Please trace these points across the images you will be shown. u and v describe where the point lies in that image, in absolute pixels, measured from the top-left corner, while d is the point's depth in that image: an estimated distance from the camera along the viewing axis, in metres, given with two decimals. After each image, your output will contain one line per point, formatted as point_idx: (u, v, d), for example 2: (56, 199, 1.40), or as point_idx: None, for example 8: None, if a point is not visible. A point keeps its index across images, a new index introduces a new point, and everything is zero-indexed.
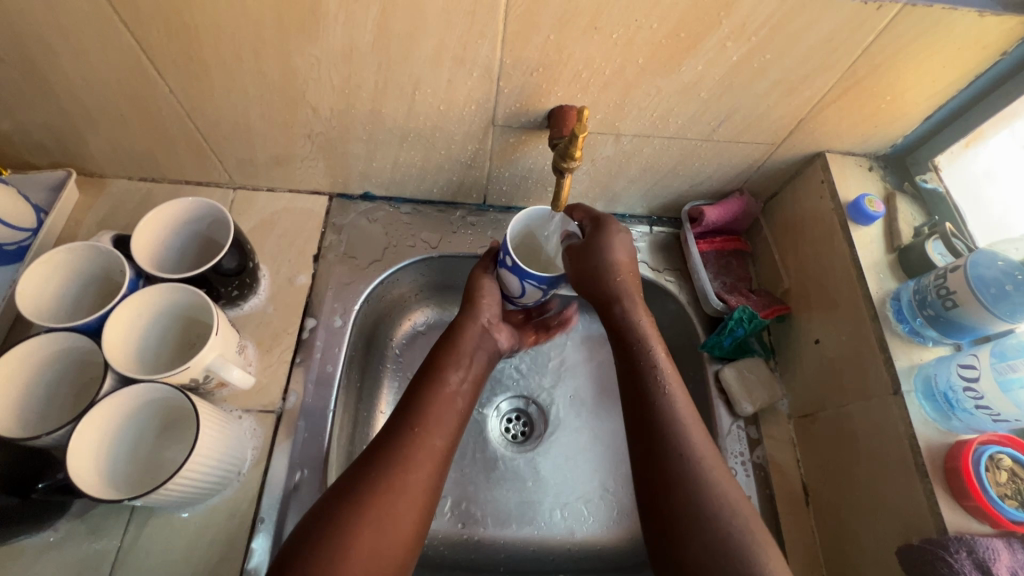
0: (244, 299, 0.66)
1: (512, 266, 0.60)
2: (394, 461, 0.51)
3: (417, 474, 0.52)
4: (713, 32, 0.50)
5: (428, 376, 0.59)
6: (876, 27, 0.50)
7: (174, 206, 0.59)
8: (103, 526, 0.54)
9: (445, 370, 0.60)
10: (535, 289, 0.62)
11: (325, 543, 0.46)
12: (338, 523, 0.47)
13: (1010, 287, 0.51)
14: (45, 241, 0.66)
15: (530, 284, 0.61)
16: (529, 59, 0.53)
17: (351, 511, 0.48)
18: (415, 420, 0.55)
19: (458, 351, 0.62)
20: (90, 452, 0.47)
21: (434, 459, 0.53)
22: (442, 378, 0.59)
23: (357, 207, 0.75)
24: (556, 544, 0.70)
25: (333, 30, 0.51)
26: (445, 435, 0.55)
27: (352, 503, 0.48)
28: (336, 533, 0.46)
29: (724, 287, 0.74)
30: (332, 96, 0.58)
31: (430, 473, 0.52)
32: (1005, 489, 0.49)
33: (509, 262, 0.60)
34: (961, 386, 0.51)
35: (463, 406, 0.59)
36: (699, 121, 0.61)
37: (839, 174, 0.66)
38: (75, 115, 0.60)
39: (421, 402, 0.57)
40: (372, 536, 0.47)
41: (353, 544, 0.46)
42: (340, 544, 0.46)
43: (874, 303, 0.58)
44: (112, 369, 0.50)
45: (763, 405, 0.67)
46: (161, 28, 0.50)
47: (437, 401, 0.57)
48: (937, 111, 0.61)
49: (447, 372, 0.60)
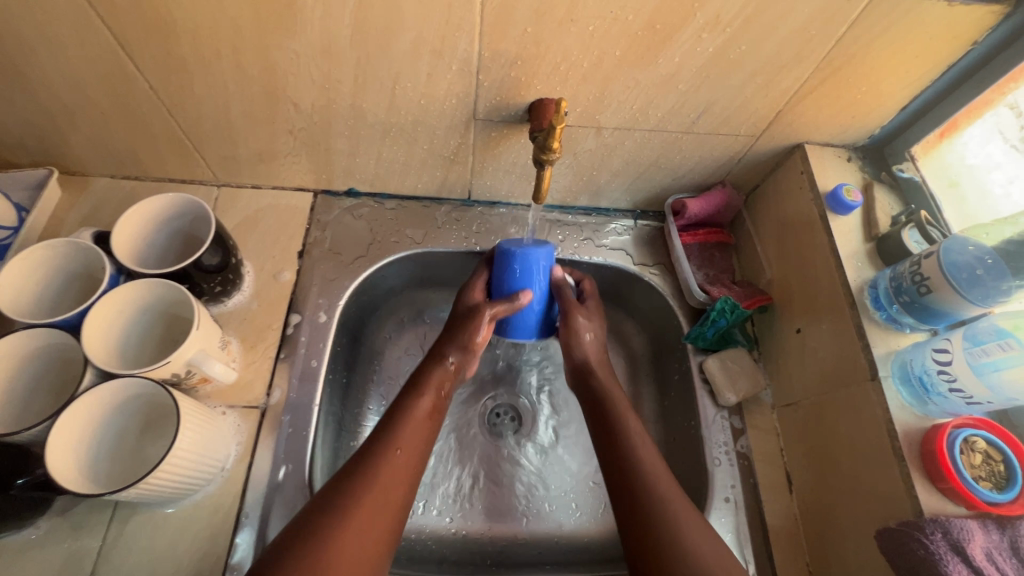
0: (228, 295, 0.66)
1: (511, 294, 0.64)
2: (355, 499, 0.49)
3: (387, 510, 0.50)
4: (689, 24, 0.51)
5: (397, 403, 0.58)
6: (848, 18, 0.51)
7: (154, 203, 0.59)
8: (85, 524, 0.54)
9: (414, 395, 0.59)
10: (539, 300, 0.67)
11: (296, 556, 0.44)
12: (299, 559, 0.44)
13: (981, 271, 0.52)
14: (27, 239, 0.65)
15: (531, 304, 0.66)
16: (507, 52, 0.54)
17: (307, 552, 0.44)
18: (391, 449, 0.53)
19: (432, 381, 0.61)
20: (69, 449, 0.47)
21: (404, 485, 0.52)
22: (414, 400, 0.59)
23: (342, 203, 0.75)
24: (545, 538, 0.69)
25: (311, 25, 0.51)
26: (412, 471, 0.54)
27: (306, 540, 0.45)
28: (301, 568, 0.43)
29: (707, 279, 0.74)
30: (311, 91, 0.58)
31: (400, 494, 0.51)
32: (979, 471, 0.50)
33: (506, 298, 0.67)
34: (936, 370, 0.51)
35: (430, 438, 0.57)
36: (679, 114, 0.62)
37: (818, 165, 0.66)
38: (57, 113, 0.60)
39: (393, 422, 0.56)
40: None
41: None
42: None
43: (852, 291, 0.59)
44: (92, 365, 0.50)
45: (746, 395, 0.67)
46: (138, 23, 0.50)
47: (408, 421, 0.56)
48: (912, 102, 0.61)
49: (420, 396, 0.59)
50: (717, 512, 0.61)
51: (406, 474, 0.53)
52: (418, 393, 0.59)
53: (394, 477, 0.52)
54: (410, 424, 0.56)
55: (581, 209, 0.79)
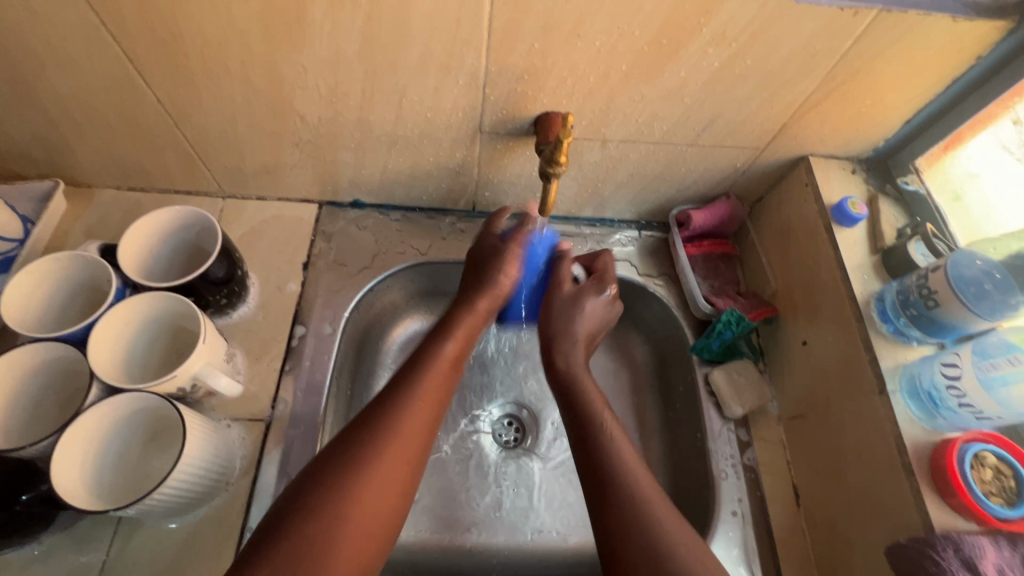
0: (233, 307, 0.66)
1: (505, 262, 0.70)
2: (369, 453, 0.47)
3: (405, 458, 0.49)
4: (695, 39, 0.51)
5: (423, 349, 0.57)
6: (853, 33, 0.51)
7: (160, 216, 0.59)
8: (88, 539, 0.54)
9: (440, 341, 0.58)
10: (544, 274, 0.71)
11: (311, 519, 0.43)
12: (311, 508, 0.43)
13: (988, 286, 0.52)
14: (32, 251, 0.65)
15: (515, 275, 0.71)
16: (514, 66, 0.54)
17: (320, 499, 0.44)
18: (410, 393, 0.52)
19: (461, 329, 0.60)
20: (74, 465, 0.47)
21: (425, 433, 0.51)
22: (440, 345, 0.58)
23: (347, 214, 0.76)
24: (550, 551, 0.69)
25: (319, 39, 0.51)
26: (438, 409, 0.54)
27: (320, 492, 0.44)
28: (316, 520, 0.42)
29: (712, 290, 0.74)
30: (318, 104, 0.58)
31: (421, 438, 0.50)
32: (989, 486, 0.50)
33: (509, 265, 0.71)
34: (945, 384, 0.51)
35: (457, 378, 0.58)
36: (684, 127, 0.62)
37: (823, 177, 0.67)
38: (63, 126, 0.60)
39: (414, 371, 0.54)
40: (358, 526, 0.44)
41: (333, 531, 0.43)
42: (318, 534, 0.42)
43: (858, 304, 0.59)
44: (97, 379, 0.50)
45: (752, 408, 0.67)
46: (147, 37, 0.51)
47: (432, 369, 0.55)
48: (916, 115, 0.62)
49: (448, 340, 0.58)
50: (724, 526, 0.61)
51: (429, 419, 0.52)
52: (446, 338, 0.58)
53: (417, 427, 0.50)
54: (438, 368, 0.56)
55: (585, 220, 0.79)
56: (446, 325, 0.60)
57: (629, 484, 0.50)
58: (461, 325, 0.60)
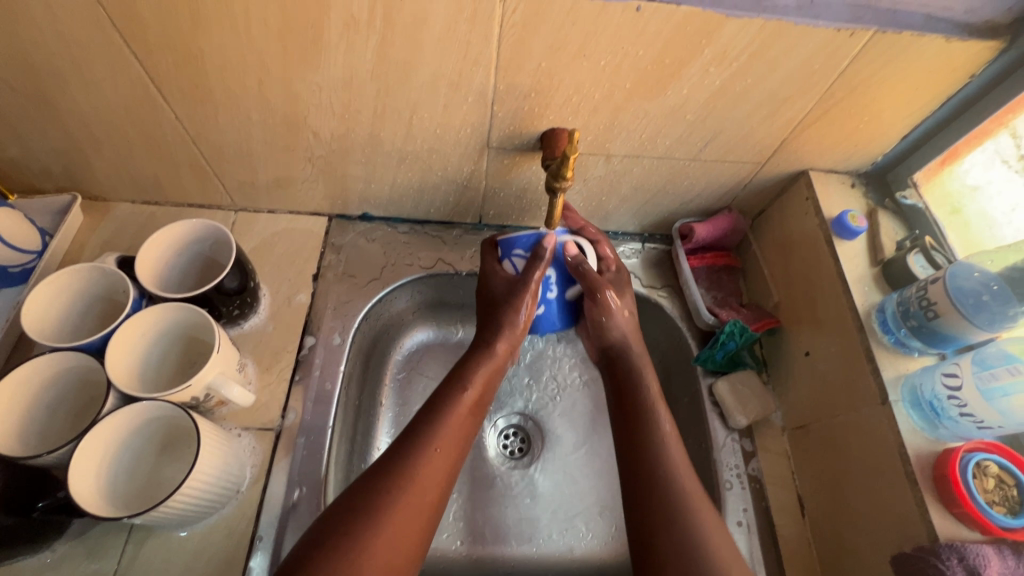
0: (245, 318, 0.67)
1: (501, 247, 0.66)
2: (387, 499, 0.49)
3: (420, 511, 0.50)
4: (697, 58, 0.53)
5: (439, 397, 0.58)
6: (850, 53, 0.53)
7: (176, 229, 0.60)
8: (100, 547, 0.54)
9: (458, 390, 0.59)
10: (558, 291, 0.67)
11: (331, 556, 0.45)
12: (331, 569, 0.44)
13: (987, 297, 0.53)
14: (49, 263, 0.67)
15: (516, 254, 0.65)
16: (521, 85, 0.56)
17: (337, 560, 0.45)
18: (428, 443, 0.54)
19: (478, 375, 0.61)
20: (90, 473, 0.48)
21: (438, 484, 0.52)
22: (457, 395, 0.59)
23: (355, 227, 0.77)
24: (555, 562, 0.69)
25: (334, 60, 0.53)
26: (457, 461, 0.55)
27: (330, 554, 0.45)
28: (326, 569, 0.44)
29: (715, 301, 0.75)
30: (332, 121, 0.60)
31: (436, 487, 0.52)
32: (992, 496, 0.50)
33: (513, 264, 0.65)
34: (945, 395, 0.52)
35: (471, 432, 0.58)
36: (687, 142, 0.64)
37: (822, 192, 0.68)
38: (83, 141, 0.62)
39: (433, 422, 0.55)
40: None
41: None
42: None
43: (860, 315, 0.60)
44: (114, 388, 0.51)
45: (756, 418, 0.68)
46: (169, 58, 0.53)
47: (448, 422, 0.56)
48: (912, 131, 0.63)
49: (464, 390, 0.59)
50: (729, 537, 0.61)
51: (445, 468, 0.54)
52: (461, 387, 0.59)
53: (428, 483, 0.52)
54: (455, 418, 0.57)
55: None
56: (463, 371, 0.61)
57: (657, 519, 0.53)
58: (478, 371, 0.61)
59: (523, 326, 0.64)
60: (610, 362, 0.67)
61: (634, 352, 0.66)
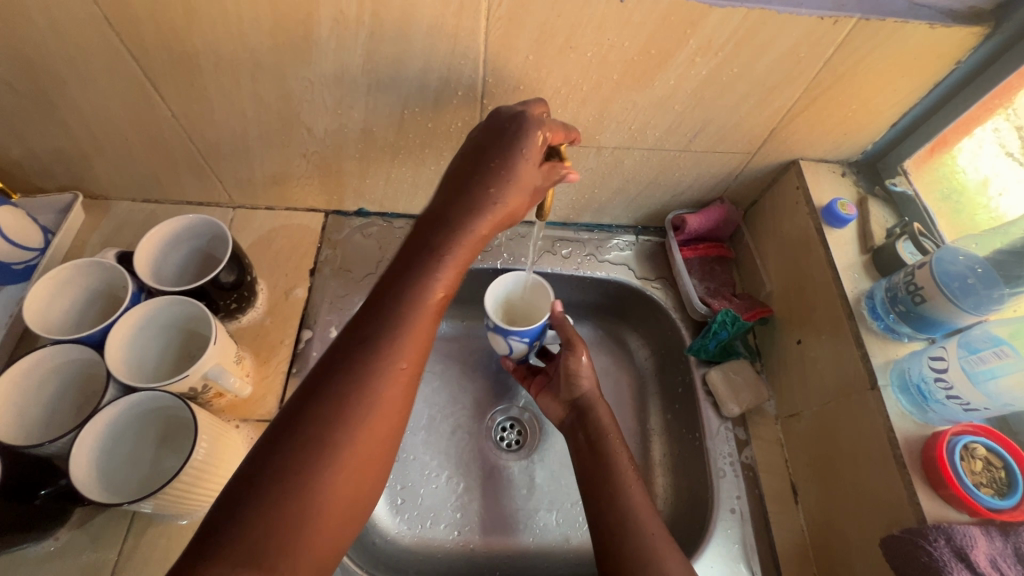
0: (242, 312, 0.68)
1: (496, 328, 0.66)
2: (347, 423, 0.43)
3: (378, 443, 0.45)
4: (682, 49, 0.54)
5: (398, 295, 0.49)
6: (835, 41, 0.53)
7: (173, 224, 0.62)
8: (103, 535, 0.56)
9: (422, 287, 0.49)
10: (521, 344, 0.68)
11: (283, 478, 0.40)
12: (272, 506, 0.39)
13: (972, 280, 0.54)
14: (52, 260, 0.68)
15: (515, 339, 0.66)
16: (510, 78, 0.57)
17: (277, 496, 0.40)
18: (387, 361, 0.46)
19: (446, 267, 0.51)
20: (90, 461, 0.49)
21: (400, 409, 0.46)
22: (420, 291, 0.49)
23: (351, 223, 0.78)
24: (551, 550, 0.70)
25: (325, 56, 0.54)
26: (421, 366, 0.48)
27: (279, 485, 0.40)
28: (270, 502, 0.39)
29: (708, 292, 0.76)
30: (325, 116, 0.61)
31: (396, 416, 0.46)
32: (980, 478, 0.51)
33: (492, 325, 0.67)
34: (932, 377, 0.53)
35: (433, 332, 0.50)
36: (676, 133, 0.64)
37: (813, 180, 0.68)
38: (83, 140, 0.64)
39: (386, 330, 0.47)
40: (329, 517, 0.41)
41: (306, 524, 0.40)
42: (289, 525, 0.39)
43: (849, 302, 0.60)
44: (113, 379, 0.52)
45: (750, 406, 0.68)
46: (164, 55, 0.54)
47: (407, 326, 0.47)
48: (900, 119, 0.64)
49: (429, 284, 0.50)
50: (723, 523, 0.62)
51: (405, 391, 0.47)
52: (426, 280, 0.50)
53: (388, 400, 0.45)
54: (427, 311, 0.49)
55: (583, 225, 0.81)
56: (429, 263, 0.50)
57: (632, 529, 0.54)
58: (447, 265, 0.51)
59: (510, 208, 0.54)
60: (580, 417, 0.66)
61: (601, 407, 0.66)
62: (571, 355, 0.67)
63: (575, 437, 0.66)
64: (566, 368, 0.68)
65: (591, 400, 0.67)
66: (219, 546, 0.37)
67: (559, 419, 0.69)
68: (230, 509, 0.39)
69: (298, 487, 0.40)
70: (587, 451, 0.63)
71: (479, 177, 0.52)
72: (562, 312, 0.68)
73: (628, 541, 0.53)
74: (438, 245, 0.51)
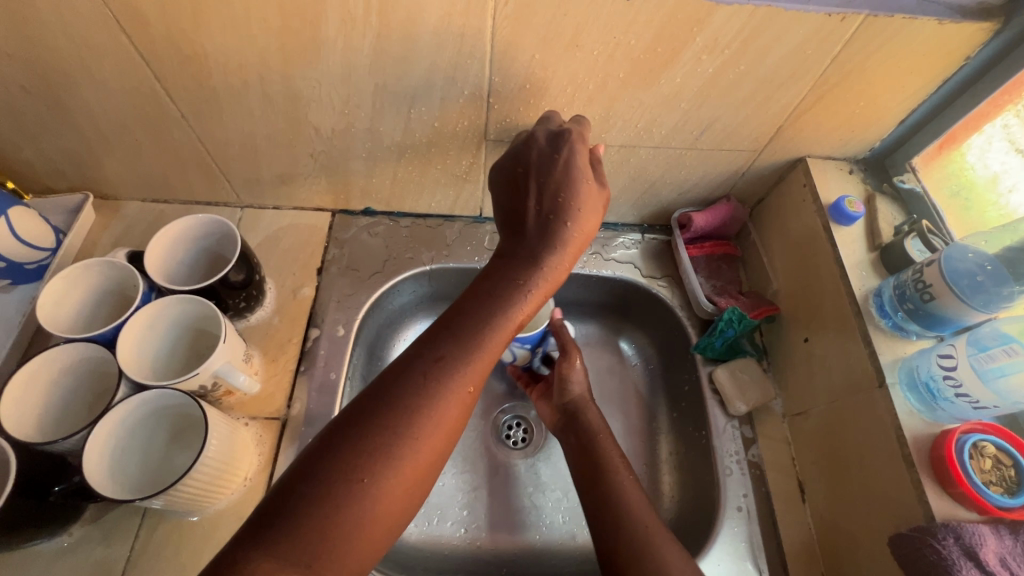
0: (251, 311, 0.68)
1: None
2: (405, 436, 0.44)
3: (433, 459, 0.46)
4: (688, 47, 0.53)
5: (475, 317, 0.51)
6: (842, 37, 0.53)
7: (182, 224, 0.62)
8: (116, 531, 0.56)
9: (500, 312, 0.51)
10: (523, 350, 0.72)
11: (340, 479, 0.41)
12: (323, 509, 0.40)
13: (982, 277, 0.54)
14: (63, 260, 0.69)
15: (519, 345, 0.71)
16: (516, 76, 0.57)
17: (330, 497, 0.41)
18: (458, 384, 0.48)
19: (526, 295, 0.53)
20: (103, 457, 0.50)
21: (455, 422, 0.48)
22: (500, 317, 0.51)
23: (358, 222, 0.78)
24: (558, 548, 0.70)
25: (332, 56, 0.54)
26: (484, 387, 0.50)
27: (333, 490, 0.41)
28: (320, 505, 0.40)
29: (715, 290, 0.76)
30: (332, 116, 0.62)
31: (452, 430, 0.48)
32: (989, 476, 0.50)
33: None
34: (941, 375, 0.52)
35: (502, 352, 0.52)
36: (682, 131, 0.64)
37: (820, 178, 0.68)
38: (93, 141, 0.64)
39: (459, 354, 0.49)
40: (378, 524, 0.42)
41: (355, 533, 0.41)
42: (339, 530, 0.40)
43: (857, 300, 0.60)
44: (125, 377, 0.53)
45: (756, 405, 0.68)
46: (173, 56, 0.54)
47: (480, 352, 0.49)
48: (909, 115, 0.63)
49: (507, 311, 0.52)
50: (730, 522, 0.62)
51: (466, 409, 0.49)
52: (504, 306, 0.52)
53: (451, 417, 0.47)
54: (501, 335, 0.51)
55: None
56: (507, 289, 0.52)
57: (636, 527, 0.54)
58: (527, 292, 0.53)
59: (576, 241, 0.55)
60: (570, 421, 0.68)
61: (591, 409, 0.68)
62: (566, 361, 0.69)
63: (568, 440, 0.67)
64: (559, 374, 0.69)
65: (581, 404, 0.68)
66: (266, 539, 0.38)
67: (550, 422, 0.71)
68: (282, 505, 0.40)
69: (352, 493, 0.41)
70: (578, 453, 0.64)
71: (551, 209, 0.55)
72: (560, 319, 0.71)
73: (633, 539, 0.53)
74: (512, 269, 0.54)
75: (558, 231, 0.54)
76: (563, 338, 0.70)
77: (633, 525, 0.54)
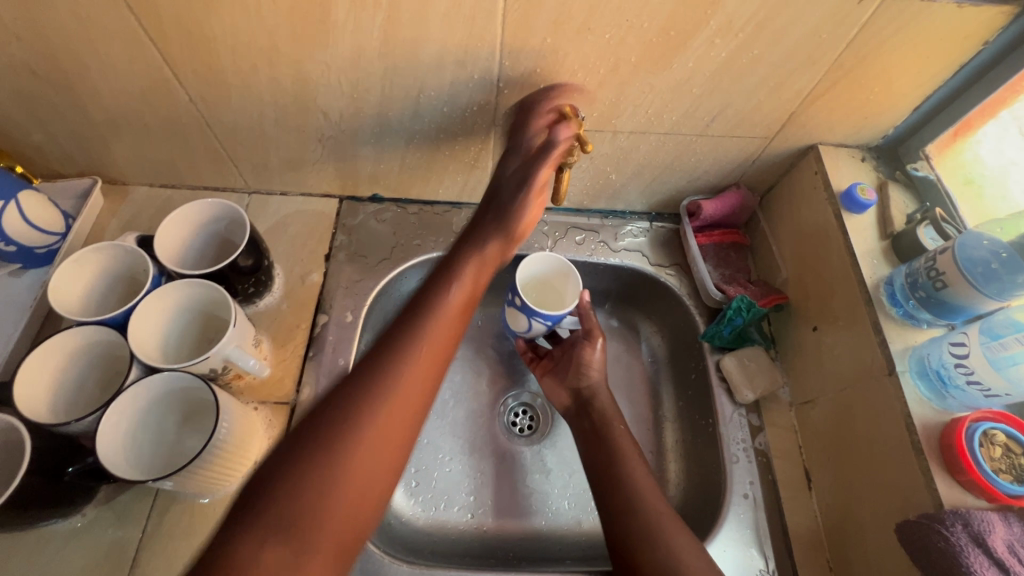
0: (259, 296, 0.69)
1: (520, 306, 0.68)
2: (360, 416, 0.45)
3: (399, 438, 0.47)
4: (701, 31, 0.53)
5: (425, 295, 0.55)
6: (859, 21, 0.52)
7: (191, 208, 0.62)
8: (128, 512, 0.57)
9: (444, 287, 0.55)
10: (541, 326, 0.70)
11: (302, 461, 0.42)
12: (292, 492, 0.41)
13: (995, 265, 0.53)
14: (73, 244, 0.69)
15: (540, 321, 0.68)
16: (526, 60, 0.56)
17: (311, 471, 0.42)
18: (406, 358, 0.49)
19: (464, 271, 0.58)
20: (118, 439, 0.50)
21: (420, 404, 0.48)
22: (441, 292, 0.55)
23: (366, 208, 0.78)
24: (564, 532, 0.71)
25: (340, 40, 0.54)
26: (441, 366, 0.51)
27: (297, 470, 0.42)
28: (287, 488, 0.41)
29: (723, 278, 0.75)
30: (340, 100, 0.61)
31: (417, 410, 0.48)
32: (999, 464, 0.50)
33: (518, 302, 0.68)
34: (953, 363, 0.52)
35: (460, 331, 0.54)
36: (693, 117, 0.63)
37: (832, 166, 0.67)
38: (102, 125, 0.64)
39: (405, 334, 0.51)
40: (346, 507, 0.42)
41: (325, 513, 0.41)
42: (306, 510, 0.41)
43: (868, 288, 0.60)
44: (136, 360, 0.53)
45: (763, 393, 0.68)
46: (181, 40, 0.54)
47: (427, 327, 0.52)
48: (924, 102, 0.62)
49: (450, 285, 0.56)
50: (735, 508, 0.62)
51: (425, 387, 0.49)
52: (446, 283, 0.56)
53: (405, 395, 0.47)
54: (445, 311, 0.54)
55: (597, 211, 0.81)
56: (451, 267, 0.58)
57: (647, 514, 0.54)
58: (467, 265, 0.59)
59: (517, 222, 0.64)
60: (583, 405, 0.68)
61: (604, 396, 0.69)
62: (588, 345, 0.70)
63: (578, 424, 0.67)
64: (579, 358, 0.70)
65: (596, 389, 0.69)
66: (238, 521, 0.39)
67: (562, 406, 0.71)
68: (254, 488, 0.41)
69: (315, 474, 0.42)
70: (589, 438, 0.65)
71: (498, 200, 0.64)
72: (588, 303, 0.71)
73: (644, 528, 0.54)
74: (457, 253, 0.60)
75: (507, 222, 0.63)
76: (585, 319, 0.71)
77: (645, 509, 0.55)
